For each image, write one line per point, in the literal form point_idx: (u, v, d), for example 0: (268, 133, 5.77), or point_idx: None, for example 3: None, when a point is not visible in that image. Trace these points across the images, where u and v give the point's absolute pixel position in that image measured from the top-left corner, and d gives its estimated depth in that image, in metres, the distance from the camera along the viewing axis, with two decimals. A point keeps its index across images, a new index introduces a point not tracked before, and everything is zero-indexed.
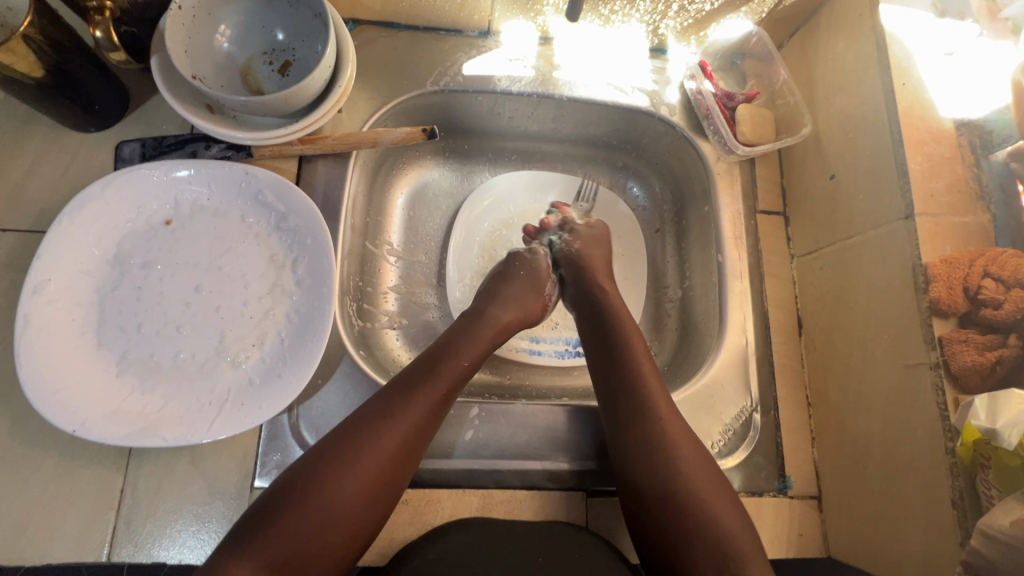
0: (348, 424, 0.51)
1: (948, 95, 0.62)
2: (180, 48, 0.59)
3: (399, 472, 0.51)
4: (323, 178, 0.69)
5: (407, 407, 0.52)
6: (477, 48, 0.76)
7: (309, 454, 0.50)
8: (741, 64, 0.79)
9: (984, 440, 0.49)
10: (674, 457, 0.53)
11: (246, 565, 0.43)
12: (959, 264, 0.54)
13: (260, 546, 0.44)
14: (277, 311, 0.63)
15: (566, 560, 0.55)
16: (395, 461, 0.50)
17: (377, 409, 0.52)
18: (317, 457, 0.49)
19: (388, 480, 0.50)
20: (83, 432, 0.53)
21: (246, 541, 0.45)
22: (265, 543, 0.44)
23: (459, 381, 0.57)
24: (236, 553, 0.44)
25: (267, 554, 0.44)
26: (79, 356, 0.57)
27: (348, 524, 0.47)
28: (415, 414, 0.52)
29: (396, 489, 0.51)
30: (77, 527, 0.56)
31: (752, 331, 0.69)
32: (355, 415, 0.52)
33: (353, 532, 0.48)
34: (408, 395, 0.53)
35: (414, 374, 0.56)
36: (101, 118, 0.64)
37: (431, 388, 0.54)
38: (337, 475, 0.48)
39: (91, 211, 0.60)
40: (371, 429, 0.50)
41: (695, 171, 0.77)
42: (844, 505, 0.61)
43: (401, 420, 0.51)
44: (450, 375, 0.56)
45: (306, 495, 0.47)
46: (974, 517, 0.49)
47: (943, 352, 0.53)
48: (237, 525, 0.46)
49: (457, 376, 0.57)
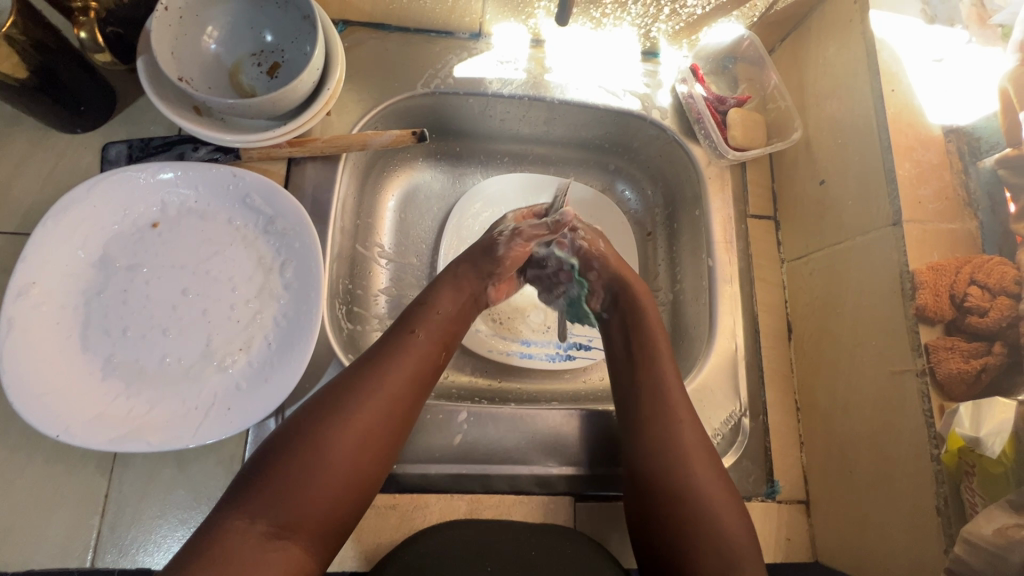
0: (336, 379, 0.52)
1: (937, 102, 0.62)
2: (167, 50, 0.58)
3: (392, 422, 0.51)
4: (312, 181, 0.68)
5: (391, 356, 0.54)
6: (468, 49, 0.76)
7: (299, 412, 0.50)
8: (732, 67, 0.79)
9: (968, 448, 0.49)
10: (683, 453, 0.54)
11: (246, 518, 0.43)
12: (945, 271, 0.54)
13: (258, 500, 0.44)
14: (264, 314, 0.63)
15: (554, 557, 0.55)
16: (387, 410, 0.51)
17: (363, 363, 0.53)
18: (308, 411, 0.49)
19: (383, 429, 0.50)
20: (66, 437, 0.52)
21: (244, 497, 0.45)
22: (265, 497, 0.44)
23: (442, 334, 0.59)
24: (235, 510, 0.44)
25: (269, 506, 0.44)
26: (63, 360, 0.56)
27: (346, 474, 0.47)
28: (400, 363, 0.54)
29: (393, 443, 0.51)
30: (62, 532, 0.55)
31: (742, 335, 0.69)
32: (346, 372, 0.52)
33: (352, 482, 0.48)
34: (391, 346, 0.55)
35: (395, 329, 0.58)
36: (86, 119, 0.64)
37: (411, 337, 0.56)
38: (329, 424, 0.48)
39: (75, 213, 0.59)
40: (358, 379, 0.51)
41: (686, 175, 0.77)
42: (831, 510, 0.61)
43: (387, 367, 0.53)
44: (429, 326, 0.58)
45: (300, 446, 0.47)
46: (957, 523, 0.49)
47: (929, 359, 0.53)
48: (233, 487, 0.46)
49: (437, 328, 0.59)
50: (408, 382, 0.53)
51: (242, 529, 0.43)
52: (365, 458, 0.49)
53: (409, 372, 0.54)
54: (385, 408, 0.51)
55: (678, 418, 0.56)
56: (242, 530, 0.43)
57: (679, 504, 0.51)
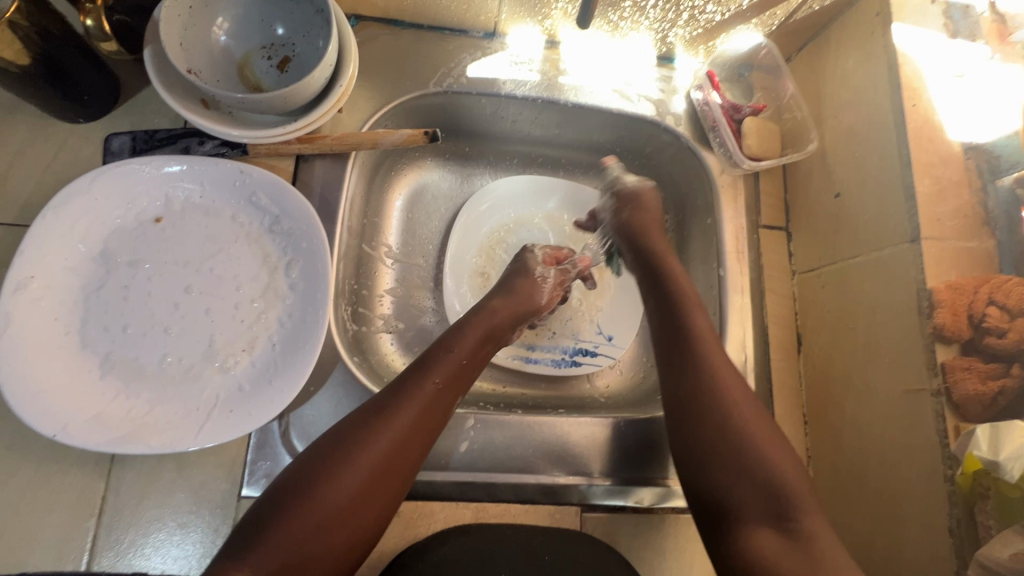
0: (347, 423, 0.51)
1: (957, 118, 0.61)
2: (175, 41, 0.56)
3: (398, 473, 0.49)
4: (320, 178, 0.67)
5: (403, 405, 0.52)
6: (481, 49, 0.74)
7: (308, 455, 0.49)
8: (748, 75, 0.78)
9: (984, 470, 0.49)
10: (723, 384, 0.54)
11: (247, 572, 0.42)
12: (964, 290, 0.54)
13: (259, 553, 0.43)
14: (269, 314, 0.62)
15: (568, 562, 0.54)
16: (393, 463, 0.49)
17: (374, 409, 0.51)
18: (317, 456, 0.48)
19: (387, 480, 0.49)
20: (63, 436, 0.51)
21: (246, 547, 0.43)
22: (268, 548, 0.43)
23: (458, 380, 0.57)
24: (235, 561, 0.43)
25: (270, 556, 0.43)
26: (61, 357, 0.54)
27: (346, 527, 0.46)
28: (414, 414, 0.52)
29: (397, 492, 0.50)
30: (57, 535, 0.54)
31: (752, 347, 0.68)
32: (357, 415, 0.51)
33: (353, 535, 0.47)
34: (405, 393, 0.53)
35: (412, 373, 0.55)
36: (89, 109, 0.62)
37: (428, 384, 0.54)
38: (335, 475, 0.47)
39: (77, 204, 0.57)
40: (368, 428, 0.50)
41: (699, 183, 0.76)
42: (839, 526, 0.61)
43: (397, 418, 0.51)
44: (445, 372, 0.56)
45: (303, 497, 0.46)
46: (971, 547, 0.49)
47: (945, 379, 0.53)
48: (234, 535, 0.45)
49: (452, 374, 0.56)
50: (418, 432, 0.51)
51: None
52: (368, 509, 0.47)
53: (420, 422, 0.52)
54: (391, 460, 0.49)
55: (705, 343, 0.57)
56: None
57: (747, 454, 0.49)
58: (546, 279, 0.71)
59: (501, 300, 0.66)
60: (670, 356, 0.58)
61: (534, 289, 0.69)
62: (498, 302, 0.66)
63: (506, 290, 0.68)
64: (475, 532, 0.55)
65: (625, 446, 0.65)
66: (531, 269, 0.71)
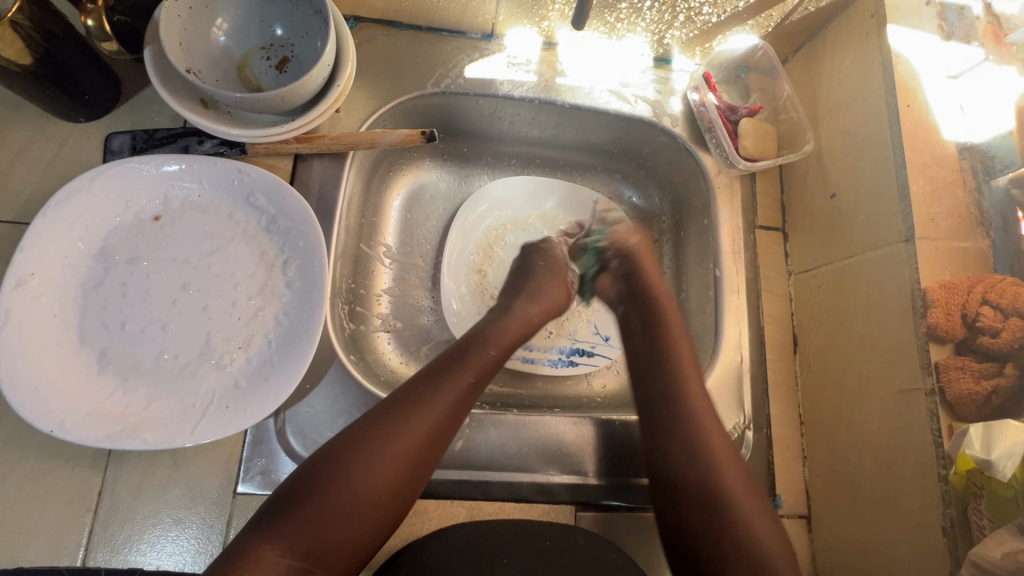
0: (377, 408, 0.51)
1: (952, 119, 0.62)
2: (175, 41, 0.57)
3: (425, 463, 0.50)
4: (318, 178, 0.67)
5: (434, 395, 0.52)
6: (479, 50, 0.75)
7: (335, 438, 0.50)
8: (745, 77, 0.78)
9: (978, 469, 0.49)
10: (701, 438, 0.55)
11: (277, 551, 0.43)
12: (958, 290, 0.54)
13: (290, 533, 0.44)
14: (266, 312, 0.62)
15: (566, 545, 0.56)
16: (422, 451, 0.50)
17: (404, 397, 0.52)
18: (344, 440, 0.49)
19: (415, 468, 0.50)
20: (61, 432, 0.51)
21: (274, 527, 0.45)
22: (296, 528, 0.44)
23: (488, 373, 0.57)
24: (264, 539, 0.44)
25: (298, 536, 0.44)
26: (59, 352, 0.55)
27: (373, 510, 0.47)
28: (444, 404, 0.52)
29: (422, 479, 0.51)
30: (53, 531, 0.54)
31: (748, 347, 0.68)
32: (388, 401, 0.52)
33: (378, 519, 0.47)
34: (437, 382, 0.53)
35: (443, 362, 0.56)
36: (91, 108, 0.63)
37: (458, 377, 0.54)
38: (365, 460, 0.47)
39: (78, 202, 0.58)
40: (399, 416, 0.50)
41: (696, 183, 0.76)
42: (834, 526, 0.61)
43: (428, 407, 0.51)
44: (478, 365, 0.56)
45: (332, 482, 0.46)
46: (964, 545, 0.49)
47: (939, 378, 0.53)
48: (260, 513, 0.46)
49: (483, 367, 0.57)
50: (445, 423, 0.52)
51: (271, 560, 0.43)
52: (394, 497, 0.48)
53: (449, 411, 0.52)
54: (420, 449, 0.50)
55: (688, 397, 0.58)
56: (271, 563, 0.43)
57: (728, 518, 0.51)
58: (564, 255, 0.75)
59: (530, 303, 0.66)
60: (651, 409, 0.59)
61: (560, 289, 0.70)
62: (535, 304, 0.66)
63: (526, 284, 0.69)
64: (470, 526, 0.56)
65: (622, 444, 0.65)
66: (560, 272, 0.72)
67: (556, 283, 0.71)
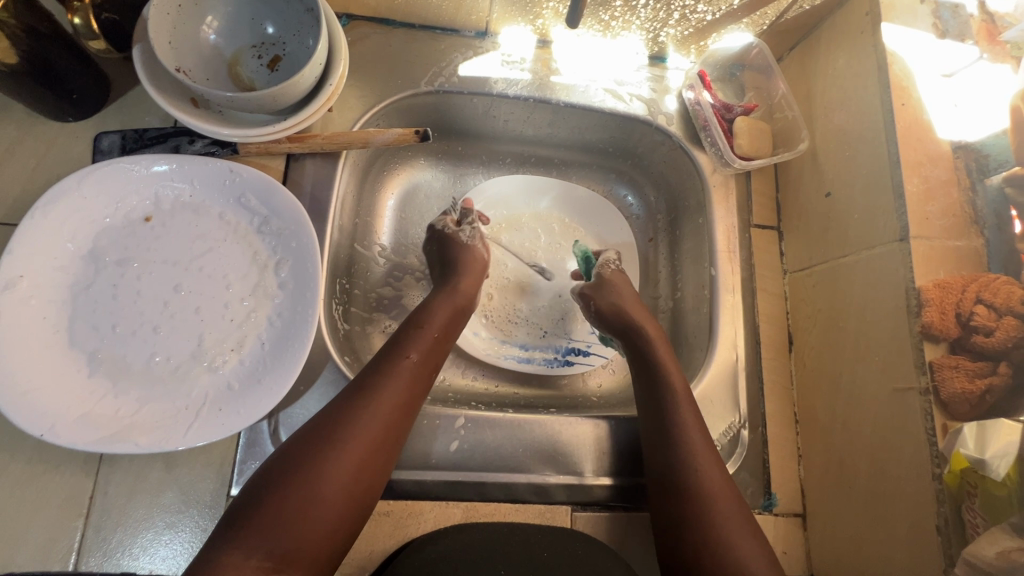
0: (332, 405, 0.52)
1: (946, 118, 0.62)
2: (164, 39, 0.56)
3: (383, 450, 0.51)
4: (311, 177, 0.67)
5: (385, 382, 0.54)
6: (473, 48, 0.74)
7: (293, 439, 0.50)
8: (740, 75, 0.78)
9: (971, 468, 0.49)
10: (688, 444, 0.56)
11: (243, 552, 0.42)
12: (952, 289, 0.54)
13: (254, 533, 0.43)
14: (259, 313, 0.62)
15: (563, 553, 0.56)
16: (379, 440, 0.51)
17: (355, 389, 0.53)
18: (303, 439, 0.49)
19: (375, 459, 0.50)
20: (51, 436, 0.51)
21: (238, 530, 0.44)
22: (262, 530, 0.44)
23: (436, 356, 0.60)
24: (229, 543, 0.43)
25: (264, 537, 0.43)
26: (48, 354, 0.54)
27: (340, 503, 0.47)
28: (396, 391, 0.54)
29: (386, 467, 0.51)
30: (44, 536, 0.54)
31: (743, 346, 0.68)
32: (340, 396, 0.53)
33: (346, 512, 0.48)
34: (384, 372, 0.55)
35: (388, 352, 0.57)
36: (79, 108, 0.62)
37: (404, 361, 0.56)
38: (325, 454, 0.48)
39: (66, 203, 0.57)
40: (351, 409, 0.51)
41: (691, 182, 0.76)
42: (828, 525, 0.61)
43: (380, 397, 0.52)
44: (421, 349, 0.58)
45: (295, 481, 0.46)
46: (958, 544, 0.49)
47: (933, 377, 0.53)
48: (225, 519, 0.45)
49: (427, 350, 0.59)
50: (399, 409, 0.53)
51: (237, 562, 0.42)
52: (358, 489, 0.49)
53: (401, 398, 0.54)
54: (379, 439, 0.51)
55: (678, 402, 0.59)
56: (237, 565, 0.42)
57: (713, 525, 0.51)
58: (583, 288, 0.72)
59: (464, 277, 0.68)
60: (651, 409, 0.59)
61: (471, 252, 0.70)
62: (467, 280, 0.67)
63: (446, 264, 0.69)
64: (466, 531, 0.56)
65: (618, 444, 0.65)
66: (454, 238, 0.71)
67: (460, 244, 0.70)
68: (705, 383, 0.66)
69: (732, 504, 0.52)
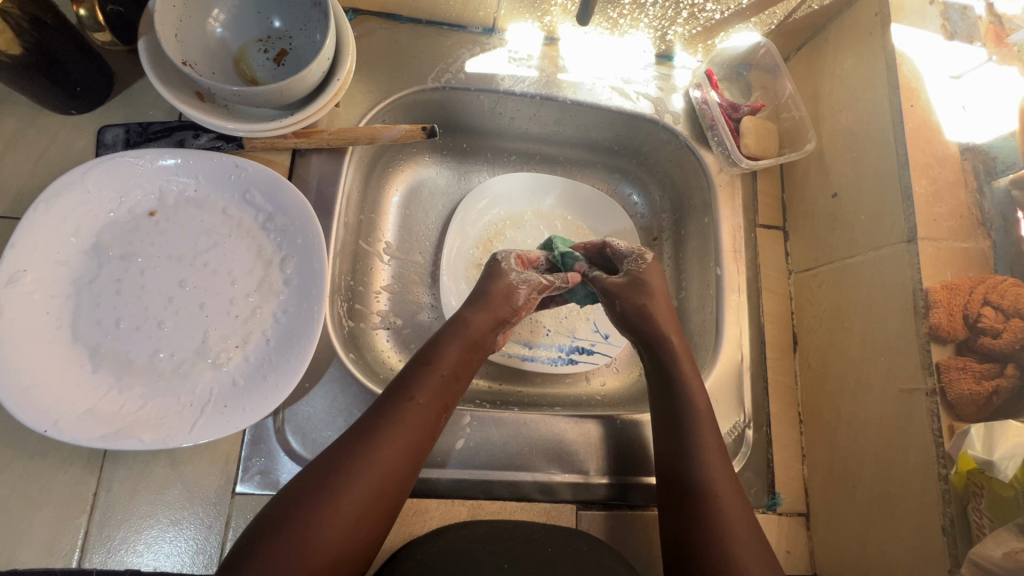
0: (331, 449, 0.51)
1: (955, 120, 0.62)
2: (170, 31, 0.55)
3: (383, 495, 0.49)
4: (317, 173, 0.66)
5: (386, 426, 0.51)
6: (480, 44, 0.74)
7: (292, 486, 0.49)
8: (746, 74, 0.78)
9: (978, 469, 0.49)
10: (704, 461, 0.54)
11: None
12: (960, 291, 0.55)
13: None
14: (264, 309, 0.61)
15: (567, 551, 0.55)
16: (379, 486, 0.49)
17: (356, 435, 0.51)
18: (300, 486, 0.48)
19: (374, 505, 0.48)
20: (55, 432, 0.50)
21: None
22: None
23: (448, 395, 0.56)
24: None
25: None
26: (52, 349, 0.54)
27: (336, 554, 0.46)
28: (398, 439, 0.51)
29: (388, 510, 0.50)
30: (46, 533, 0.53)
31: (747, 346, 0.68)
32: (340, 441, 0.51)
33: (339, 564, 0.46)
34: (387, 417, 0.52)
35: (392, 393, 0.54)
36: (83, 101, 0.61)
37: (408, 404, 0.53)
38: (317, 506, 0.46)
39: (70, 197, 0.57)
40: (349, 457, 0.49)
41: (697, 181, 0.76)
42: (833, 524, 0.61)
43: (380, 446, 0.50)
44: (428, 390, 0.54)
45: (285, 529, 0.45)
46: (965, 544, 0.50)
47: (940, 378, 0.53)
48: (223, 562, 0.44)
49: (436, 390, 0.55)
50: (403, 453, 0.51)
51: None
52: (355, 536, 0.47)
53: (404, 446, 0.51)
54: (379, 488, 0.49)
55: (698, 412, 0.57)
56: None
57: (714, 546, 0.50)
58: (607, 284, 0.65)
59: (473, 308, 0.61)
60: (670, 423, 0.58)
61: (510, 297, 0.63)
62: (477, 315, 0.60)
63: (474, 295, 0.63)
64: (474, 525, 0.56)
65: (622, 442, 0.65)
66: (505, 274, 0.64)
67: (502, 282, 0.63)
68: (710, 381, 0.66)
69: (743, 523, 0.51)
